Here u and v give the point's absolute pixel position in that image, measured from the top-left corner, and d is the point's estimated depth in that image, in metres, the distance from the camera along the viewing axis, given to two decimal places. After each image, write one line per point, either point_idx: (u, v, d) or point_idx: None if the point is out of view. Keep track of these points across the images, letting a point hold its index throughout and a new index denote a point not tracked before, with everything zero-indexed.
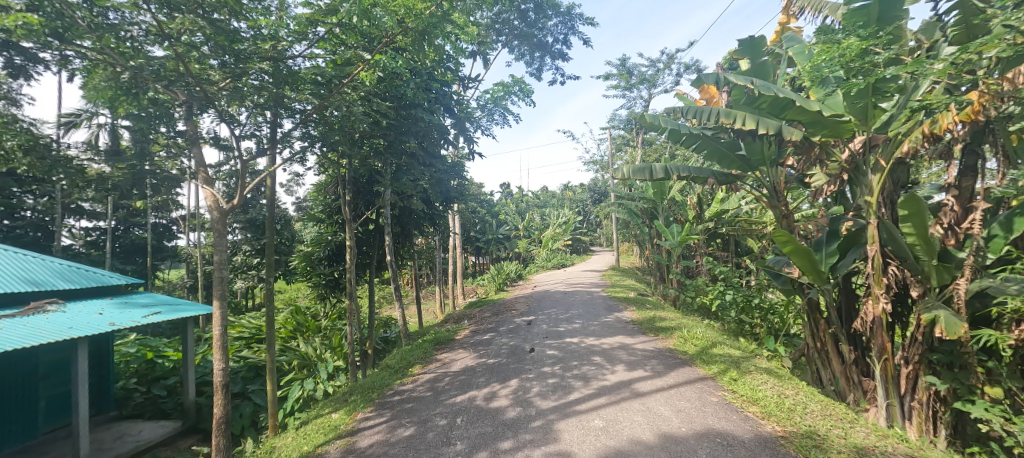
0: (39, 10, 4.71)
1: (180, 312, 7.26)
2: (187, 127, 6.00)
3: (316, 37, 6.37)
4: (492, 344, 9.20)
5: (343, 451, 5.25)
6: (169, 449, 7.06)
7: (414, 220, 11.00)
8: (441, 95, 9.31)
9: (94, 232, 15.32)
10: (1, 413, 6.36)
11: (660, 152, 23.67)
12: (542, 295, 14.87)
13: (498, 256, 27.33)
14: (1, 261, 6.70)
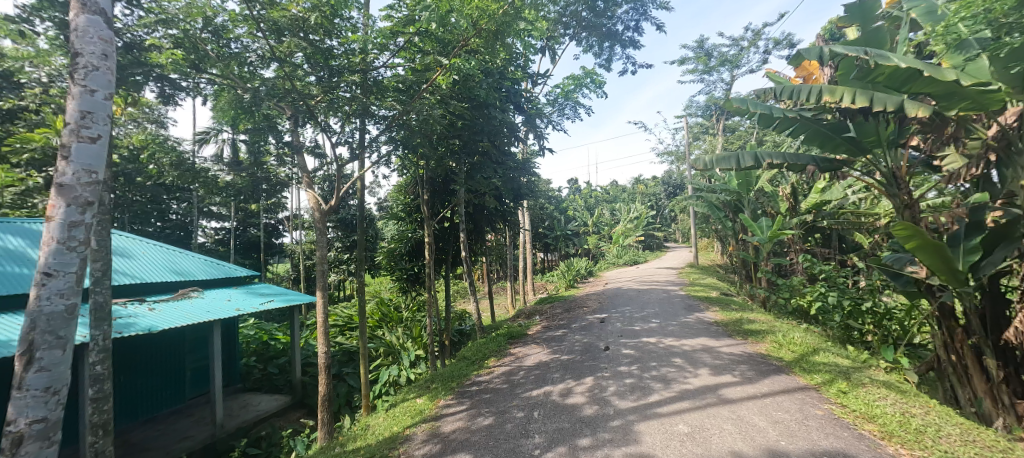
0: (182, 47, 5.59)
1: (289, 301, 8.24)
2: (292, 138, 6.75)
3: (397, 48, 6.80)
4: (565, 340, 9.17)
5: (429, 435, 5.58)
6: (281, 419, 8.03)
7: (486, 217, 11.25)
8: (512, 94, 9.39)
9: (221, 232, 17.90)
10: (159, 380, 7.66)
11: (744, 138, 21.78)
12: (615, 293, 14.49)
13: (568, 252, 27.10)
14: (158, 255, 8.10)
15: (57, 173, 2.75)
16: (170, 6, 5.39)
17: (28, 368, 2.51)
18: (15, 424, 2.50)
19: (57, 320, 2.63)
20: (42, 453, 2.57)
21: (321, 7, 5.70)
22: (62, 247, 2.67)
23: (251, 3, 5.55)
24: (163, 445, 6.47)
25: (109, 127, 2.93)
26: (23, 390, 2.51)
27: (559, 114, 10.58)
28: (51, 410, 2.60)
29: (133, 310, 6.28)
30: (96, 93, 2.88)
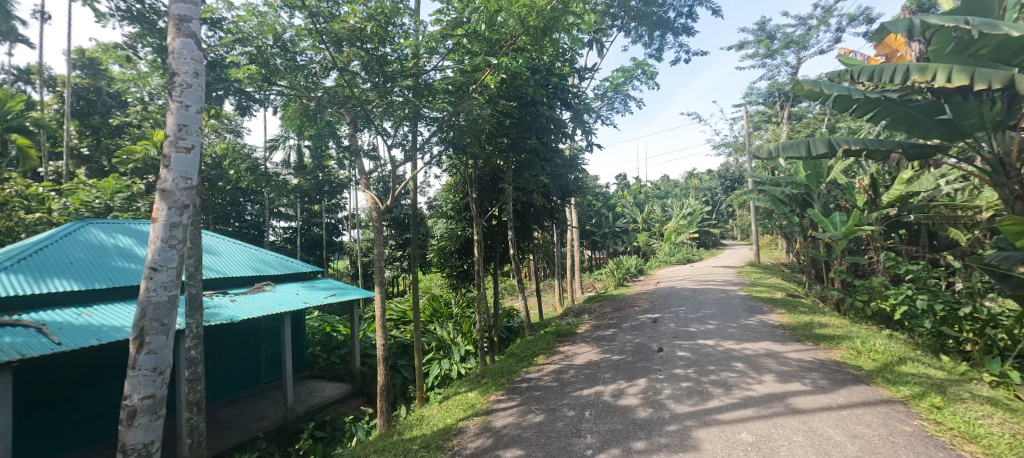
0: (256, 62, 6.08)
1: (349, 295, 8.72)
2: (351, 142, 7.12)
3: (446, 50, 6.93)
4: (616, 339, 8.98)
5: (481, 428, 5.70)
6: (344, 406, 8.52)
7: (533, 214, 11.20)
8: (560, 90, 9.27)
9: (289, 231, 19.27)
10: (238, 365, 8.40)
11: (813, 126, 20.11)
12: (668, 292, 13.97)
13: (617, 250, 26.46)
14: (237, 252, 8.86)
15: (161, 181, 3.10)
16: (245, 26, 5.91)
17: (140, 350, 2.88)
18: (130, 398, 2.87)
19: (162, 309, 2.99)
20: (152, 425, 2.93)
21: (376, 16, 5.98)
22: (166, 244, 3.02)
23: (314, 17, 5.91)
24: (242, 425, 7.09)
25: (200, 139, 3.25)
26: (137, 369, 2.89)
27: (608, 109, 10.30)
28: (157, 388, 2.95)
29: (218, 302, 6.93)
30: (190, 108, 3.21)
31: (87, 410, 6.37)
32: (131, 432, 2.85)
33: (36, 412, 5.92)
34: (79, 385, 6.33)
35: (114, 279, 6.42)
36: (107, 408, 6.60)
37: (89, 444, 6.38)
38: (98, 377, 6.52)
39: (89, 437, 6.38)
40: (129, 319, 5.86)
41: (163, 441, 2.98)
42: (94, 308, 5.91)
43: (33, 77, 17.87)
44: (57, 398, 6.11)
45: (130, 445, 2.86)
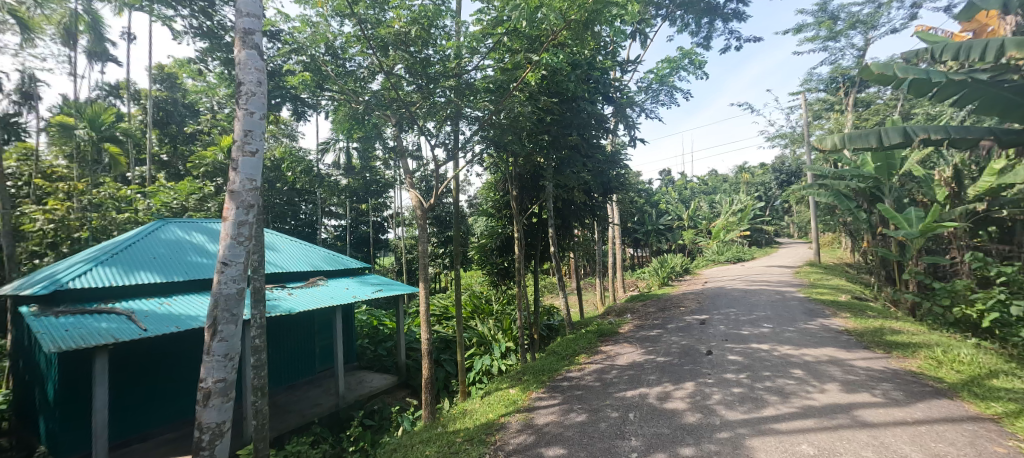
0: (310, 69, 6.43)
1: (395, 290, 9.01)
2: (396, 143, 7.35)
3: (487, 49, 6.95)
4: (661, 341, 8.70)
5: (523, 425, 5.71)
6: (390, 396, 8.81)
7: (574, 211, 11.03)
8: (602, 85, 9.07)
9: (339, 229, 20.21)
10: (295, 354, 8.93)
11: (883, 113, 18.48)
12: (717, 293, 13.33)
13: (661, 248, 25.61)
14: (294, 248, 9.41)
15: (231, 182, 3.37)
16: (300, 37, 6.34)
17: (214, 337, 3.18)
18: (205, 381, 3.17)
19: (231, 299, 3.27)
20: (223, 406, 3.24)
21: (419, 20, 6.10)
22: (234, 241, 3.29)
23: (362, 24, 6.15)
24: (299, 410, 7.52)
25: (263, 142, 3.49)
26: (211, 355, 3.18)
27: (652, 103, 9.92)
28: (228, 372, 3.24)
29: (277, 295, 7.38)
30: (255, 114, 3.45)
31: (170, 389, 7.02)
32: (207, 411, 3.17)
33: (127, 389, 6.57)
34: (163, 366, 6.96)
35: (188, 272, 7.01)
36: (185, 388, 7.22)
37: (173, 419, 7.06)
38: (178, 359, 7.13)
39: (170, 413, 7.02)
40: (202, 309, 6.39)
41: (233, 421, 3.29)
42: (173, 298, 6.49)
43: (120, 91, 19.90)
44: (145, 376, 6.75)
45: (206, 423, 3.18)
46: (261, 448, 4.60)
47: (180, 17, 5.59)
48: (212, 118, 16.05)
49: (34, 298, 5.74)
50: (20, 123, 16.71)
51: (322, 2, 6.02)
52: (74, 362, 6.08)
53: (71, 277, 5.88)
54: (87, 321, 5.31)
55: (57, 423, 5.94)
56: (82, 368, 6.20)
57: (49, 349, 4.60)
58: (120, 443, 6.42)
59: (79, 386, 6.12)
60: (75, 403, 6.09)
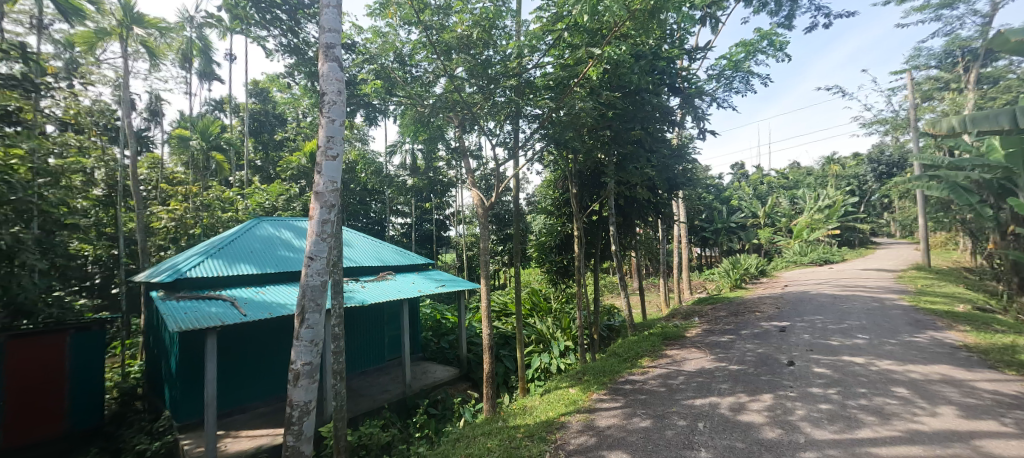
0: (380, 76, 6.80)
1: (458, 286, 9.23)
2: (458, 143, 7.51)
3: (547, 46, 6.89)
4: (733, 348, 8.09)
5: (583, 426, 5.59)
6: (452, 388, 9.03)
7: (637, 209, 10.59)
8: (668, 75, 8.56)
9: (405, 226, 21.17)
10: (367, 343, 9.47)
11: (1016, 90, 15.68)
12: (798, 297, 12.17)
13: (733, 248, 23.94)
14: (366, 244, 9.98)
15: (316, 184, 3.88)
16: (372, 47, 6.79)
17: (302, 325, 3.77)
18: (296, 363, 3.80)
19: (316, 291, 3.83)
20: (309, 386, 3.84)
21: (480, 21, 6.21)
22: (318, 238, 3.83)
23: (427, 30, 6.33)
24: (370, 395, 7.98)
25: (342, 147, 3.96)
26: (300, 340, 3.79)
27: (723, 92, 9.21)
28: (313, 357, 3.83)
29: (352, 288, 7.97)
30: (335, 121, 3.93)
31: (265, 368, 7.75)
32: (297, 390, 3.79)
33: (231, 366, 7.35)
34: (260, 348, 7.73)
35: (279, 264, 7.72)
36: (278, 368, 7.93)
37: (268, 395, 7.79)
38: (273, 342, 7.88)
39: (265, 390, 7.77)
40: (290, 297, 7.01)
41: (317, 400, 3.89)
42: (267, 288, 7.19)
43: (223, 105, 22.48)
44: (246, 356, 7.54)
45: (296, 400, 3.82)
46: (339, 428, 4.97)
47: (272, 38, 6.10)
48: (297, 125, 17.59)
49: (161, 283, 6.66)
50: (147, 135, 19.48)
51: (391, 13, 6.35)
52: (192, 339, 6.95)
53: (189, 267, 6.76)
54: (201, 306, 6.09)
55: (178, 392, 6.81)
56: (198, 345, 7.07)
57: (171, 328, 5.29)
58: (224, 414, 7.21)
59: (196, 361, 6.99)
60: (192, 376, 6.94)
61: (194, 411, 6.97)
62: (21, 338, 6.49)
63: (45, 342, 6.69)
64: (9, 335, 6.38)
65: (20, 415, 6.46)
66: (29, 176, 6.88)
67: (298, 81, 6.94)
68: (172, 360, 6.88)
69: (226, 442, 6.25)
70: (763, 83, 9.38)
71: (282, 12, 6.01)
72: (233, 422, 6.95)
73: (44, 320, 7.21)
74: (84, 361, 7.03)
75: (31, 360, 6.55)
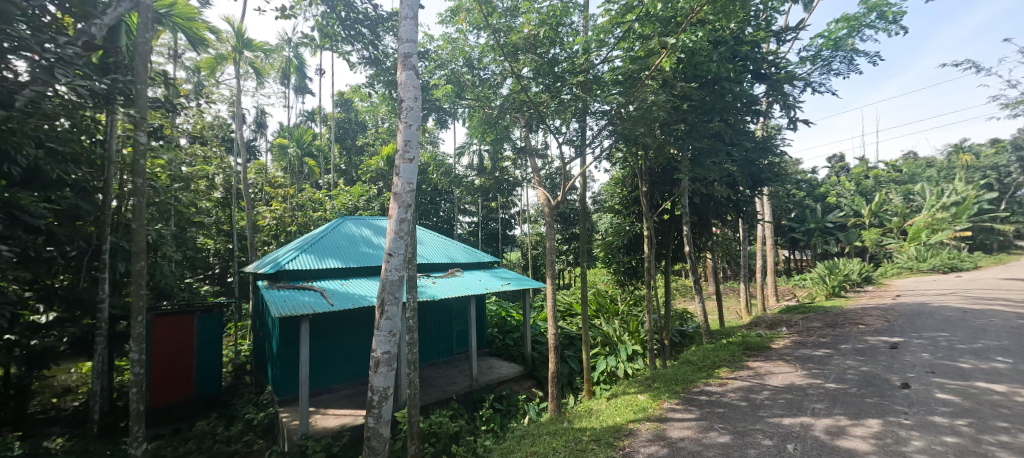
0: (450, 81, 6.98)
1: (523, 284, 9.19)
2: (524, 142, 7.47)
3: (615, 40, 6.60)
4: (829, 363, 7.18)
5: (654, 435, 5.26)
6: (517, 384, 8.99)
7: (714, 208, 9.83)
8: (752, 60, 7.83)
9: (472, 225, 21.67)
10: (437, 336, 9.78)
11: None
12: (912, 310, 10.52)
13: (828, 251, 21.44)
14: (437, 242, 10.32)
15: (395, 185, 4.14)
16: (443, 54, 7.00)
17: (382, 316, 3.98)
18: (376, 351, 3.99)
19: (394, 285, 4.04)
20: (388, 374, 4.01)
21: (548, 20, 6.09)
22: (396, 236, 4.05)
23: (496, 33, 6.29)
24: (439, 386, 8.21)
25: (418, 150, 4.19)
26: (380, 330, 3.98)
27: (819, 75, 8.19)
28: (391, 346, 4.01)
29: (423, 283, 8.28)
30: (412, 126, 4.18)
31: (349, 354, 8.30)
32: (377, 376, 3.98)
33: (320, 351, 7.96)
34: (347, 335, 8.31)
35: (360, 259, 8.22)
36: (359, 355, 8.44)
37: (351, 380, 8.32)
38: (356, 331, 8.42)
39: (349, 375, 8.31)
40: (370, 289, 7.45)
41: (394, 387, 4.05)
42: (350, 280, 7.71)
43: (314, 115, 24.72)
44: (333, 342, 8.13)
45: (376, 386, 4.00)
46: (413, 415, 5.05)
47: (355, 51, 6.43)
48: (376, 131, 18.81)
49: (266, 274, 7.43)
50: (254, 144, 22.01)
51: (462, 19, 6.40)
52: (290, 323, 7.62)
53: (288, 260, 7.43)
54: (296, 295, 6.69)
55: (279, 369, 7.53)
56: (294, 329, 7.78)
57: (273, 314, 5.85)
58: (314, 392, 7.85)
59: (294, 342, 7.63)
60: (291, 356, 7.61)
61: (291, 388, 7.66)
62: (162, 318, 7.51)
63: (180, 322, 7.66)
64: (153, 314, 7.42)
65: (162, 385, 7.38)
66: (168, 180, 8.06)
67: (377, 90, 7.39)
68: (274, 341, 7.62)
69: (316, 419, 6.78)
70: (869, 62, 8.22)
71: (365, 27, 6.16)
72: (321, 402, 7.54)
73: (178, 301, 8.50)
74: (208, 339, 7.93)
75: (169, 336, 7.53)
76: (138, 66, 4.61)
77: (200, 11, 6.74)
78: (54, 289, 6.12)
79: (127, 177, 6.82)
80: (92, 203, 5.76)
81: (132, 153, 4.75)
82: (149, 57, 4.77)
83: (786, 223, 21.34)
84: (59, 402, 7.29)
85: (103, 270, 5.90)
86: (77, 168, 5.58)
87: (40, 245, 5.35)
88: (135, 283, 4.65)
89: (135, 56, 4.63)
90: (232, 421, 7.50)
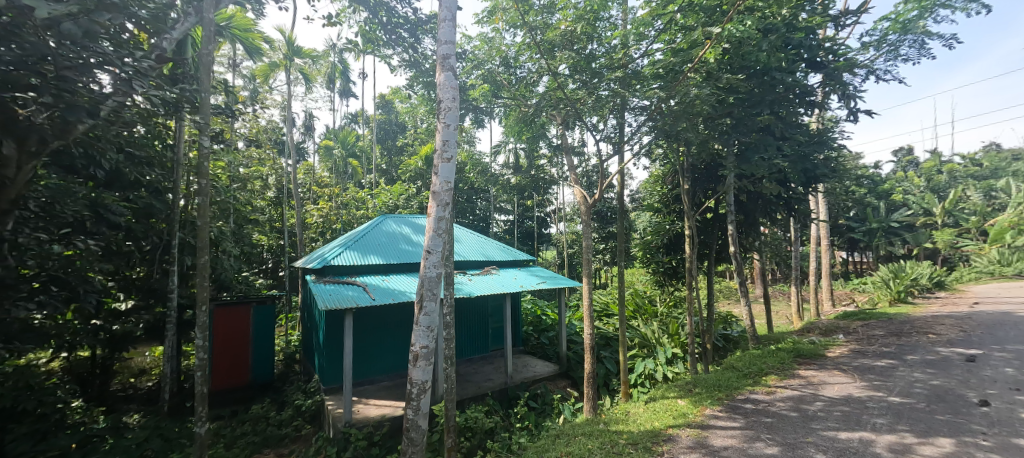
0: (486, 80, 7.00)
1: (559, 283, 9.04)
2: (560, 139, 7.34)
3: (656, 32, 6.33)
4: (894, 375, 6.58)
5: (695, 443, 5.01)
6: (552, 384, 8.86)
7: (762, 206, 9.27)
8: (806, 47, 7.30)
9: (508, 224, 21.68)
10: (473, 332, 9.84)
11: None
12: (992, 319, 9.49)
13: (892, 253, 19.78)
14: (473, 240, 10.36)
15: (433, 184, 4.16)
16: (480, 53, 7.00)
17: (421, 311, 4.00)
18: (415, 345, 4.03)
19: (432, 282, 4.05)
20: (426, 368, 4.03)
21: (585, 16, 5.92)
22: (435, 234, 4.07)
23: (532, 31, 6.19)
24: (475, 382, 8.23)
25: (456, 150, 4.18)
26: (419, 325, 4.02)
27: (884, 61, 7.52)
28: (429, 341, 4.03)
29: (460, 280, 8.34)
30: (450, 126, 4.17)
31: (389, 347, 8.49)
32: (416, 370, 4.01)
33: (363, 343, 8.20)
34: (388, 328, 8.51)
35: (400, 256, 8.38)
36: (399, 349, 8.62)
37: (391, 372, 8.51)
38: (396, 325, 8.60)
39: (389, 367, 8.50)
40: (409, 285, 7.58)
41: (433, 381, 4.06)
42: (390, 276, 7.87)
43: (357, 117, 25.64)
44: (375, 335, 8.34)
45: (415, 379, 4.03)
46: (450, 408, 5.03)
47: (396, 55, 6.54)
48: (415, 132, 19.23)
49: (312, 269, 7.73)
50: (303, 146, 23.13)
51: (498, 18, 6.35)
52: (335, 316, 7.86)
53: (333, 256, 7.69)
54: (340, 289, 6.91)
55: (324, 360, 7.80)
56: (338, 321, 8.05)
57: (320, 307, 6.05)
58: (356, 383, 8.08)
59: (338, 334, 7.88)
60: (336, 347, 7.86)
61: (336, 378, 7.92)
62: (222, 307, 7.98)
63: (238, 312, 8.11)
64: (215, 304, 7.90)
65: (221, 370, 7.84)
66: (227, 181, 8.57)
67: (416, 91, 7.51)
68: (320, 332, 7.90)
69: (358, 408, 6.98)
70: (945, 45, 7.43)
71: (405, 31, 6.25)
72: (363, 392, 7.76)
73: (237, 293, 9.11)
74: (262, 330, 8.33)
75: (228, 325, 7.98)
76: (205, 77, 4.65)
77: (255, 22, 7.11)
78: (131, 280, 6.67)
79: (193, 178, 7.33)
80: (163, 203, 6.07)
81: (197, 155, 4.77)
82: (211, 68, 4.81)
83: (844, 222, 19.89)
84: (136, 382, 7.92)
85: (173, 263, 6.32)
86: (151, 171, 5.89)
87: (121, 241, 5.57)
88: (200, 275, 4.70)
89: (200, 68, 4.69)
90: (282, 406, 7.89)
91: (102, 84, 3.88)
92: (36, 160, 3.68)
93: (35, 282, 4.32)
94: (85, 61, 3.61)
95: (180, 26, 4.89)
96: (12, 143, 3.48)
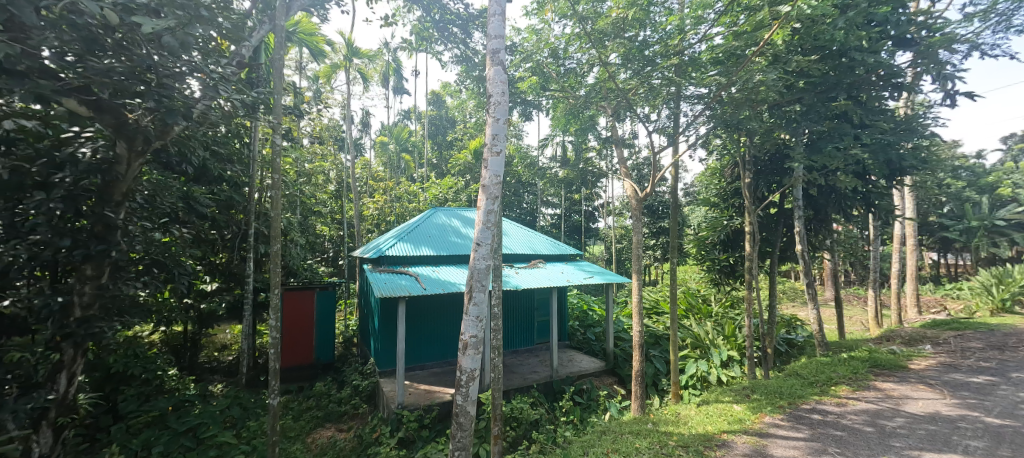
0: (536, 73, 6.96)
1: (608, 278, 8.82)
2: (609, 131, 7.17)
3: (716, 15, 5.96)
4: (993, 394, 5.83)
5: (753, 450, 4.76)
6: (598, 380, 8.75)
7: (835, 201, 8.48)
8: (894, 23, 6.56)
9: (556, 218, 21.59)
10: (518, 324, 9.94)
11: None
12: None
13: (997, 255, 17.39)
14: (521, 233, 10.38)
15: (483, 178, 4.25)
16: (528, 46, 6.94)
17: (471, 301, 4.14)
18: (465, 334, 4.17)
19: (480, 273, 4.16)
20: (475, 356, 4.17)
21: (637, 2, 5.68)
22: (484, 226, 4.17)
23: (582, 21, 6.04)
24: (521, 374, 8.35)
25: (505, 144, 4.23)
26: (468, 315, 4.15)
27: (992, 34, 6.58)
28: (478, 330, 4.15)
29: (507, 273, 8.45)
30: (500, 120, 4.23)
31: (439, 335, 8.81)
32: (466, 358, 4.16)
33: (415, 329, 8.57)
34: (438, 317, 8.82)
35: (450, 249, 8.64)
36: (448, 337, 8.91)
37: (439, 360, 8.80)
38: (445, 314, 8.88)
39: (438, 354, 8.81)
40: (458, 276, 7.76)
41: (481, 369, 4.19)
42: (440, 267, 8.12)
43: (410, 114, 26.67)
44: (426, 322, 8.68)
45: (465, 366, 4.17)
46: (496, 397, 5.12)
47: (447, 51, 6.69)
48: (466, 127, 19.66)
49: (369, 259, 8.17)
50: (360, 142, 24.40)
51: (547, 9, 6.21)
52: (389, 303, 8.29)
53: (388, 247, 8.08)
54: (394, 278, 7.26)
55: (380, 344, 8.24)
56: (392, 308, 8.48)
57: (376, 294, 6.43)
58: (409, 368, 8.49)
59: (391, 321, 8.30)
60: (390, 333, 8.29)
61: (390, 362, 8.35)
62: (291, 292, 8.66)
63: (304, 297, 8.77)
64: (285, 288, 8.59)
65: (290, 348, 8.55)
66: (295, 175, 9.24)
67: (466, 86, 7.66)
68: (376, 318, 8.37)
69: (409, 391, 7.32)
70: None
71: (456, 27, 6.38)
72: (415, 377, 8.15)
73: (304, 279, 9.80)
74: (325, 314, 8.95)
75: (297, 308, 8.66)
76: (276, 79, 5.03)
77: (320, 26, 7.59)
78: (215, 264, 7.42)
79: (267, 173, 8.00)
80: (240, 195, 6.68)
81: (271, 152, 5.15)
82: (282, 72, 5.17)
83: (936, 220, 17.74)
84: (219, 356, 8.85)
85: (250, 251, 6.94)
86: (232, 166, 6.49)
87: (207, 229, 6.22)
88: (273, 261, 5.09)
89: (273, 72, 5.06)
90: (341, 385, 8.45)
91: (192, 89, 4.36)
92: (143, 158, 4.19)
93: (140, 263, 4.84)
94: (179, 70, 4.07)
95: (257, 34, 5.38)
96: (123, 143, 4.04)
